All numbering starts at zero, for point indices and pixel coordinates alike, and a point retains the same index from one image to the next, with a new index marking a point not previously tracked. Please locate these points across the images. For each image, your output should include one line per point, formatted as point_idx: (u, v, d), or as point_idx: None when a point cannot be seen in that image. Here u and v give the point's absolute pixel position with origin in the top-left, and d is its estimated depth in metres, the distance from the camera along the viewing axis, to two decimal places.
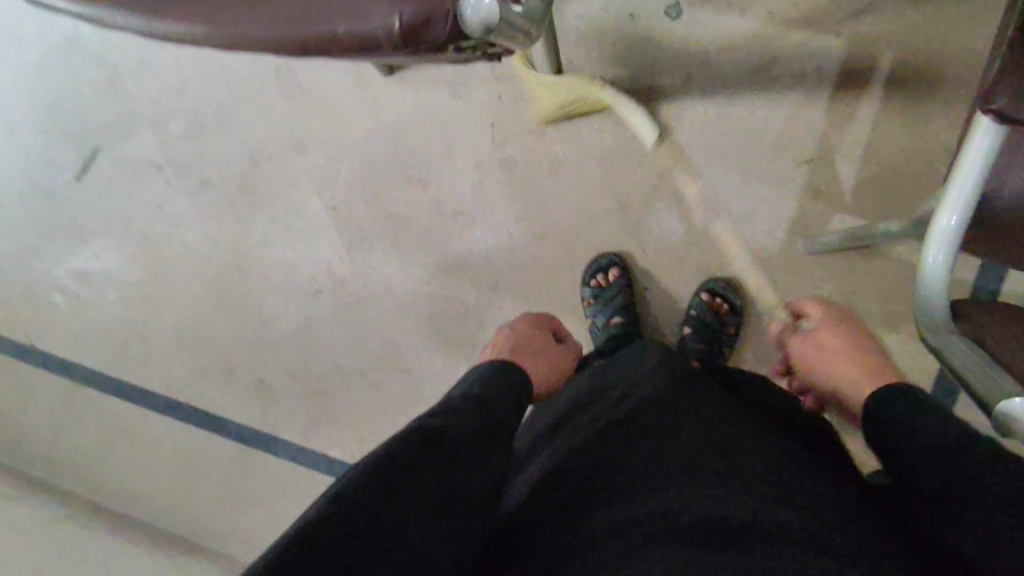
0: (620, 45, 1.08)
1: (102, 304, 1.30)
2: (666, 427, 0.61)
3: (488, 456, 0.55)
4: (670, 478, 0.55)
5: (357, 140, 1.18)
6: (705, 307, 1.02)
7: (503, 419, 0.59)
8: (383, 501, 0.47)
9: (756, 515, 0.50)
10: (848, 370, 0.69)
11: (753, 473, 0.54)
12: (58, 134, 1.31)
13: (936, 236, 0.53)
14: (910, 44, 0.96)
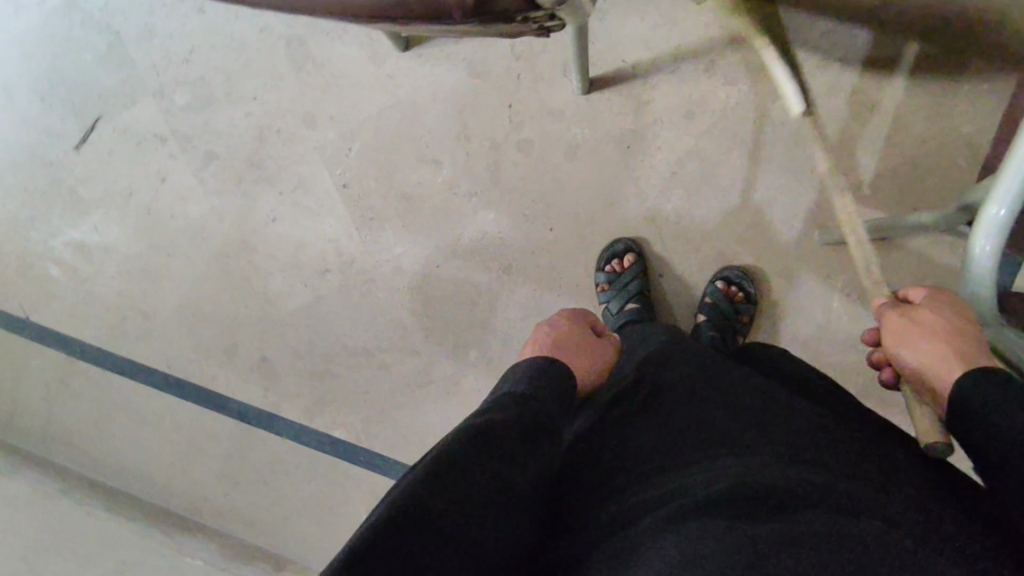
0: (642, 27, 1.07)
1: (101, 278, 1.26)
2: (710, 407, 0.60)
3: (534, 443, 0.54)
4: (722, 459, 0.54)
5: (370, 116, 1.15)
6: (721, 294, 1.02)
7: (546, 408, 0.59)
8: (438, 501, 0.47)
9: (817, 490, 0.49)
10: (932, 349, 0.57)
11: (800, 453, 0.53)
12: (56, 101, 1.27)
13: (984, 226, 0.56)
14: (935, 35, 0.96)
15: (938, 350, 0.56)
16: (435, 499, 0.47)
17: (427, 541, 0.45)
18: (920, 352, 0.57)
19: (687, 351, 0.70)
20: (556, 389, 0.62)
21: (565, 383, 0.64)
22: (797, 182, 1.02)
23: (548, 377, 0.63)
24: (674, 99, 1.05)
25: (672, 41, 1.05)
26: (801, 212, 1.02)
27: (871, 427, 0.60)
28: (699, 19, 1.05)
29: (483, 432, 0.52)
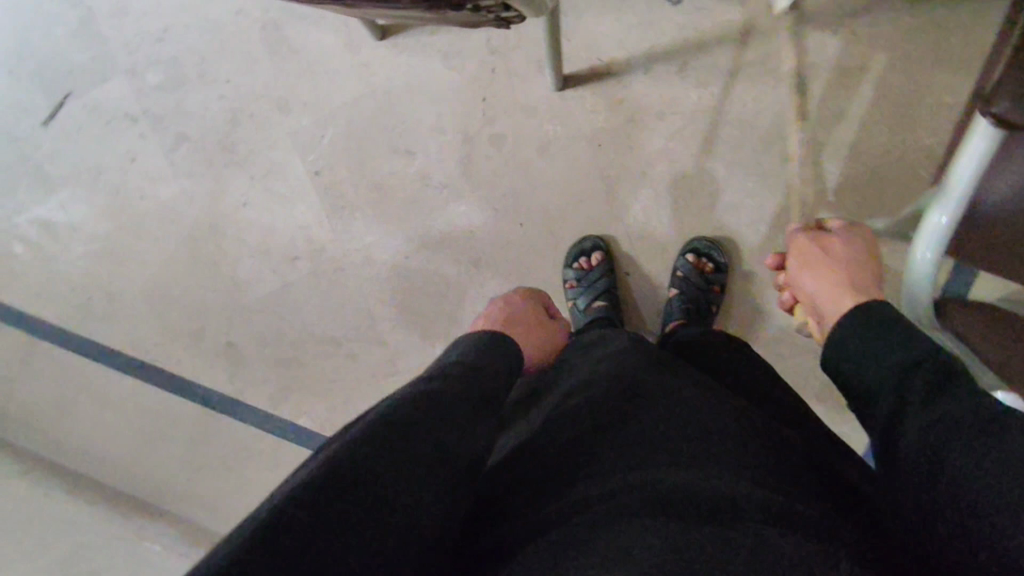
0: (618, 26, 1.07)
1: (66, 256, 1.24)
2: (655, 403, 0.60)
3: (477, 427, 0.55)
4: (657, 454, 0.54)
5: (345, 102, 1.15)
6: (691, 267, 1.03)
7: (492, 392, 0.60)
8: (377, 458, 0.46)
9: (749, 490, 0.48)
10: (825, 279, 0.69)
11: (741, 454, 0.53)
12: (25, 75, 1.25)
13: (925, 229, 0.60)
14: (901, 48, 0.98)
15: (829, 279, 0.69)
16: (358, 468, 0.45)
17: (358, 498, 0.43)
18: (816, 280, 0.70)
19: (634, 345, 0.71)
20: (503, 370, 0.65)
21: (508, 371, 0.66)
22: (764, 185, 1.03)
23: (497, 358, 0.66)
24: (647, 99, 1.06)
25: (647, 41, 1.06)
26: (767, 216, 1.03)
27: (804, 436, 0.61)
28: (675, 20, 1.06)
29: (427, 405, 0.52)
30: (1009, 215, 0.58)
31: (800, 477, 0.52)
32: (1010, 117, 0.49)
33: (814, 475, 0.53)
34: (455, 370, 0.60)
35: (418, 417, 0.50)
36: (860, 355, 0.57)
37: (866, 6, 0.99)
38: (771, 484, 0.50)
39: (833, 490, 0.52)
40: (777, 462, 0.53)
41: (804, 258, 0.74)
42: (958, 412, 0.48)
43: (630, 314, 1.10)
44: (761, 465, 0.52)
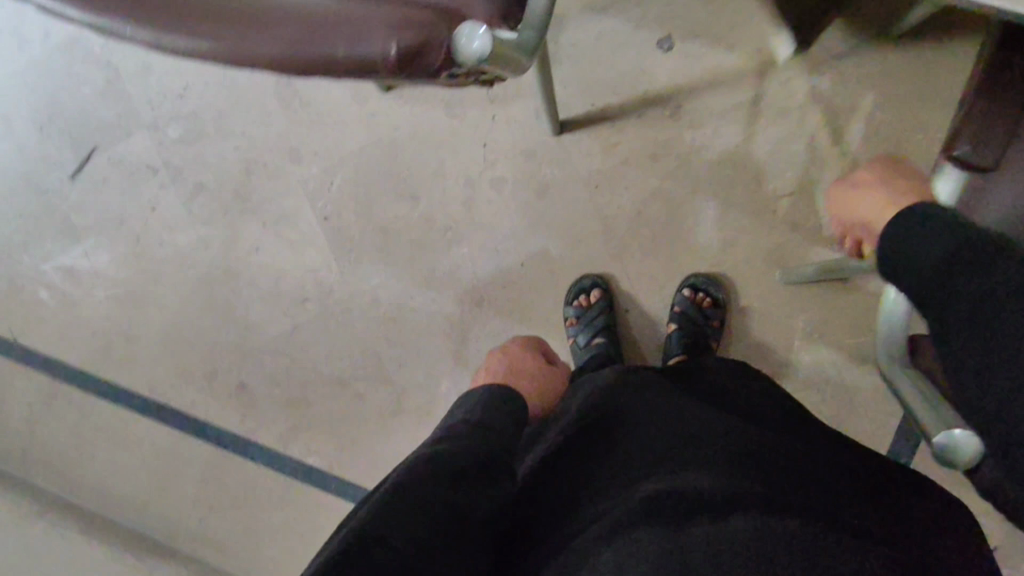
0: (611, 73, 1.11)
1: (88, 302, 1.30)
2: (641, 424, 0.66)
3: (486, 472, 0.60)
4: (649, 468, 0.61)
5: (352, 151, 1.20)
6: (688, 302, 1.05)
7: (497, 441, 0.65)
8: (401, 515, 0.53)
9: (729, 488, 0.55)
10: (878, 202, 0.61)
11: (727, 461, 0.59)
12: (55, 133, 1.32)
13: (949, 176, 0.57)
14: (887, 87, 1.01)
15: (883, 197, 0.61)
16: (386, 528, 0.52)
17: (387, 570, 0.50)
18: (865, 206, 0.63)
19: (620, 378, 0.75)
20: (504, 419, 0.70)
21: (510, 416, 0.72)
22: (760, 221, 1.05)
23: (495, 413, 0.70)
24: (641, 142, 1.10)
25: (639, 87, 1.10)
26: (762, 252, 1.05)
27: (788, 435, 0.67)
28: (666, 67, 1.10)
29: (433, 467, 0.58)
30: None
31: (776, 472, 0.59)
32: (971, 158, 0.54)
33: (791, 469, 0.61)
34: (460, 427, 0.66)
35: (429, 472, 0.57)
36: (913, 241, 0.53)
37: (850, 48, 1.02)
38: (749, 479, 0.57)
39: (811, 483, 0.59)
40: (752, 461, 0.60)
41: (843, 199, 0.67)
42: (1005, 294, 0.47)
43: (630, 350, 1.11)
44: (738, 464, 0.59)
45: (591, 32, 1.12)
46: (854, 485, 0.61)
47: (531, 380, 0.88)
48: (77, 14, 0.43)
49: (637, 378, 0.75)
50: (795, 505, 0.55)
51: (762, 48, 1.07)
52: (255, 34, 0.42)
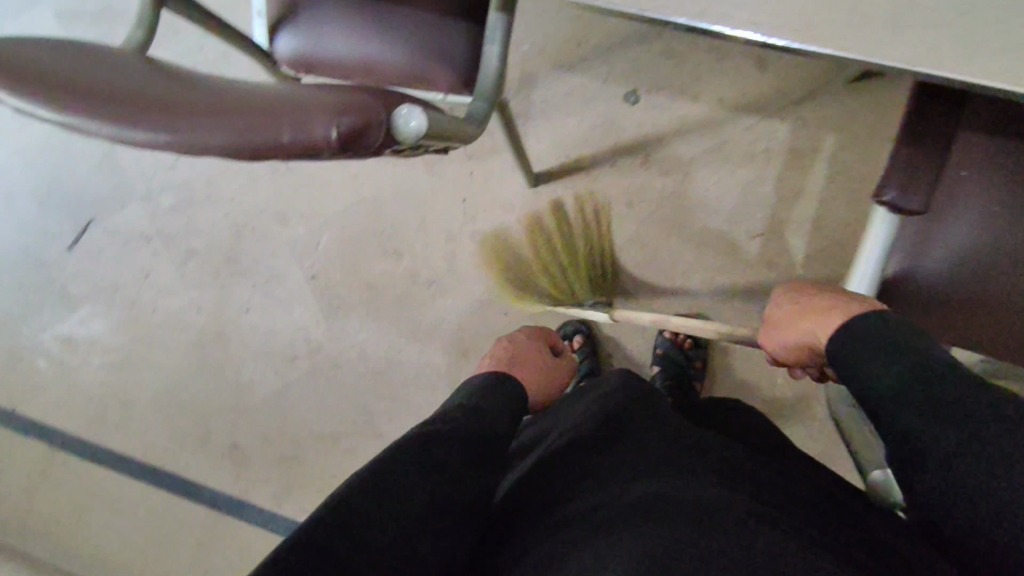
0: (582, 126, 1.15)
1: (85, 369, 1.32)
2: (635, 435, 0.68)
3: (474, 461, 0.64)
4: (635, 471, 0.62)
5: (337, 212, 1.24)
6: (670, 344, 1.07)
7: (494, 428, 0.69)
8: (388, 488, 0.56)
9: (711, 493, 0.56)
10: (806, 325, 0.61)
11: (714, 470, 0.60)
12: (53, 207, 1.37)
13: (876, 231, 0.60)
14: (848, 128, 1.04)
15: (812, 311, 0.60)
16: (371, 497, 0.55)
17: (370, 538, 0.53)
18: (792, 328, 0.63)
19: (622, 386, 0.78)
20: (505, 407, 0.74)
21: (511, 406, 0.75)
22: (735, 263, 1.08)
23: (497, 401, 0.74)
24: (614, 190, 1.13)
25: (610, 138, 1.13)
26: (739, 292, 1.07)
27: (774, 456, 0.69)
28: (634, 118, 1.13)
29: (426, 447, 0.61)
30: (939, 285, 0.64)
31: (760, 482, 0.60)
32: (900, 202, 0.54)
33: (775, 479, 0.62)
34: (463, 411, 0.69)
35: (424, 449, 0.61)
36: (855, 354, 0.54)
37: (811, 91, 1.05)
38: (734, 487, 0.58)
39: (792, 491, 0.60)
40: (739, 471, 0.61)
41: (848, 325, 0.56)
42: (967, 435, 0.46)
43: None
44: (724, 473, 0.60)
45: (560, 88, 1.16)
46: (834, 497, 0.62)
47: (532, 368, 0.90)
48: (44, 112, 0.45)
49: (638, 393, 0.77)
50: (773, 509, 0.56)
51: (725, 96, 1.09)
52: (217, 124, 0.44)
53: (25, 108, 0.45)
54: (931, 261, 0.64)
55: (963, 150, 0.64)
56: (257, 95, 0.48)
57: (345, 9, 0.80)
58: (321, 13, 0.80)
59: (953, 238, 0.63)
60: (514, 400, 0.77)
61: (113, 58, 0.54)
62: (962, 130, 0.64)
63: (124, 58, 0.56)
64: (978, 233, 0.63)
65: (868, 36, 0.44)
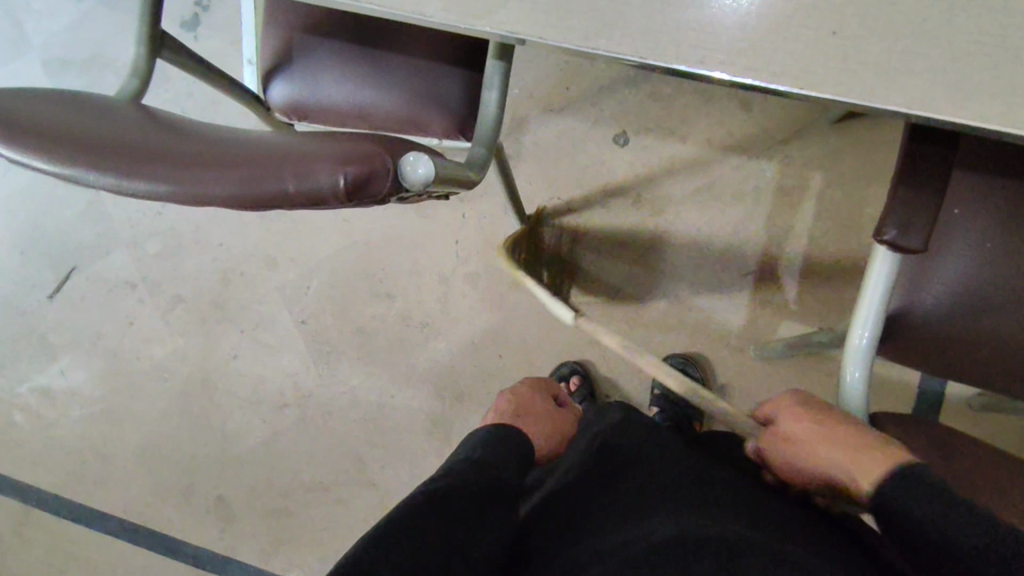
0: (574, 167, 1.16)
1: (63, 422, 1.27)
2: (646, 475, 0.68)
3: (482, 508, 0.63)
4: (652, 510, 0.62)
5: (328, 256, 1.22)
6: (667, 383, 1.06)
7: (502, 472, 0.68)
8: (403, 546, 0.55)
9: (734, 532, 0.56)
10: (823, 454, 0.57)
11: (731, 508, 0.60)
12: (34, 256, 1.32)
13: (877, 276, 0.57)
14: (834, 167, 1.06)
15: (844, 444, 0.56)
16: (387, 555, 0.54)
17: None
18: (813, 453, 0.58)
19: (628, 421, 0.78)
20: (511, 454, 0.73)
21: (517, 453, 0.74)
22: (729, 301, 1.08)
23: (500, 448, 0.72)
24: (607, 230, 1.13)
25: (601, 179, 1.14)
26: (735, 331, 1.07)
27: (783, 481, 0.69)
28: (624, 159, 1.14)
29: (436, 502, 0.60)
30: (934, 322, 0.64)
31: (774, 513, 0.60)
32: (901, 240, 0.54)
33: (785, 507, 0.62)
34: (469, 462, 0.68)
35: (433, 503, 0.60)
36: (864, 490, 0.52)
37: (797, 131, 1.08)
38: (752, 525, 0.58)
39: (802, 518, 0.61)
40: (752, 507, 0.61)
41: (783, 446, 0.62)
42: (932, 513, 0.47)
43: None
44: (741, 511, 0.60)
45: (551, 131, 1.17)
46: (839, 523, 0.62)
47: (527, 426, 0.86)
48: (45, 163, 0.44)
49: (644, 428, 0.76)
50: (794, 543, 0.56)
51: (713, 137, 1.11)
52: (211, 176, 0.43)
53: (24, 160, 0.45)
54: (929, 296, 0.64)
55: (956, 188, 0.65)
56: (256, 146, 0.47)
57: (341, 56, 0.80)
58: (315, 60, 0.80)
59: (950, 272, 0.64)
60: (521, 449, 0.75)
61: (114, 110, 0.54)
62: (955, 170, 0.65)
63: (124, 111, 0.55)
64: (971, 269, 0.64)
65: (863, 84, 0.45)
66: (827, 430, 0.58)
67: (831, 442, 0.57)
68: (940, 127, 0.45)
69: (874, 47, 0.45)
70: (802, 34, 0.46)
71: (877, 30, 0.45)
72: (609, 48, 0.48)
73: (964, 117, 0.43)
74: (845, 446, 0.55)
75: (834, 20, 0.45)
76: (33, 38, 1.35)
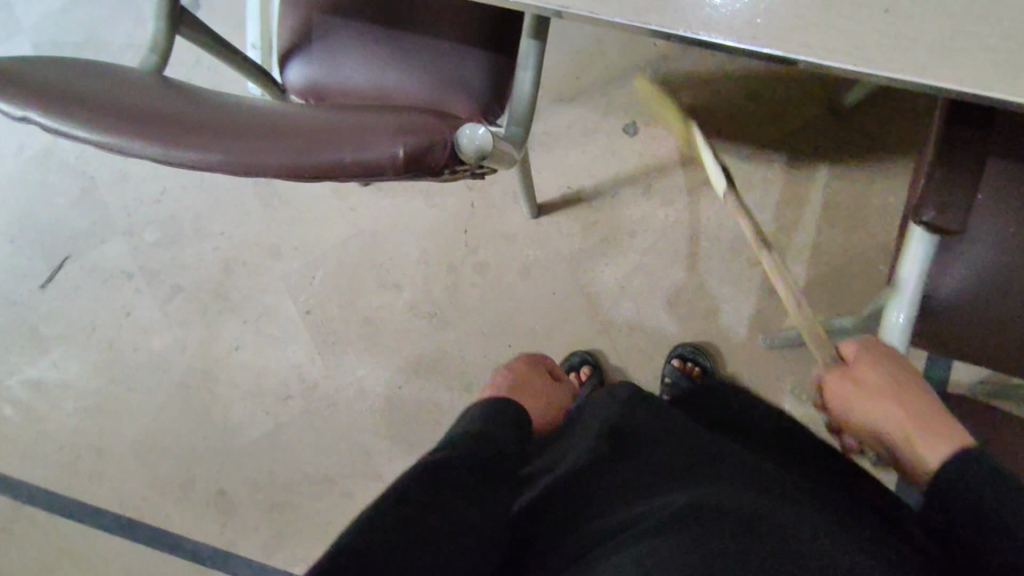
0: (583, 157, 1.16)
1: (56, 415, 1.23)
2: (658, 451, 0.65)
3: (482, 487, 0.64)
4: (667, 485, 0.59)
5: (333, 245, 1.21)
6: (678, 371, 1.05)
7: (500, 450, 0.72)
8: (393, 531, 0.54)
9: (751, 502, 0.53)
10: (889, 410, 0.58)
11: (749, 480, 0.57)
12: (25, 244, 1.28)
13: (913, 258, 0.60)
14: (840, 158, 1.08)
15: (913, 414, 0.57)
16: (378, 536, 0.53)
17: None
18: (878, 409, 0.59)
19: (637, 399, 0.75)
20: (508, 434, 0.76)
21: (512, 423, 0.78)
22: (737, 291, 1.09)
23: (497, 424, 0.76)
24: (617, 220, 1.13)
25: (611, 169, 1.15)
26: (744, 320, 1.08)
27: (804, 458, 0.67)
28: (634, 149, 1.14)
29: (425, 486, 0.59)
30: (959, 305, 0.65)
31: (791, 483, 0.57)
32: (940, 220, 0.55)
33: (802, 480, 0.59)
34: (468, 439, 0.72)
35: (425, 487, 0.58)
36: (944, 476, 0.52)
37: (804, 124, 1.09)
38: (766, 493, 0.55)
39: (822, 492, 0.58)
40: (768, 477, 0.58)
41: (839, 391, 0.62)
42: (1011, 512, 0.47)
43: None
44: (755, 481, 0.57)
45: (560, 122, 1.17)
46: (857, 497, 0.60)
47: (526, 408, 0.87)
48: (82, 134, 0.43)
49: (659, 407, 0.73)
50: (813, 514, 0.53)
51: (722, 129, 1.12)
52: (255, 149, 0.41)
53: (57, 128, 0.43)
54: (955, 279, 0.65)
55: (990, 175, 0.66)
56: (294, 117, 0.46)
57: (364, 37, 0.79)
58: (336, 40, 0.79)
59: (977, 257, 0.65)
60: (514, 420, 0.79)
61: (134, 76, 0.52)
62: (991, 156, 0.66)
63: (136, 74, 0.53)
64: (997, 254, 0.65)
65: (917, 60, 0.45)
66: (897, 390, 0.58)
67: (900, 403, 0.58)
68: (991, 104, 0.45)
69: (927, 24, 0.45)
70: (855, 11, 0.46)
71: (930, 8, 0.45)
72: (661, 23, 0.48)
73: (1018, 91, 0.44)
74: (916, 413, 0.57)
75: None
76: (24, 20, 1.31)
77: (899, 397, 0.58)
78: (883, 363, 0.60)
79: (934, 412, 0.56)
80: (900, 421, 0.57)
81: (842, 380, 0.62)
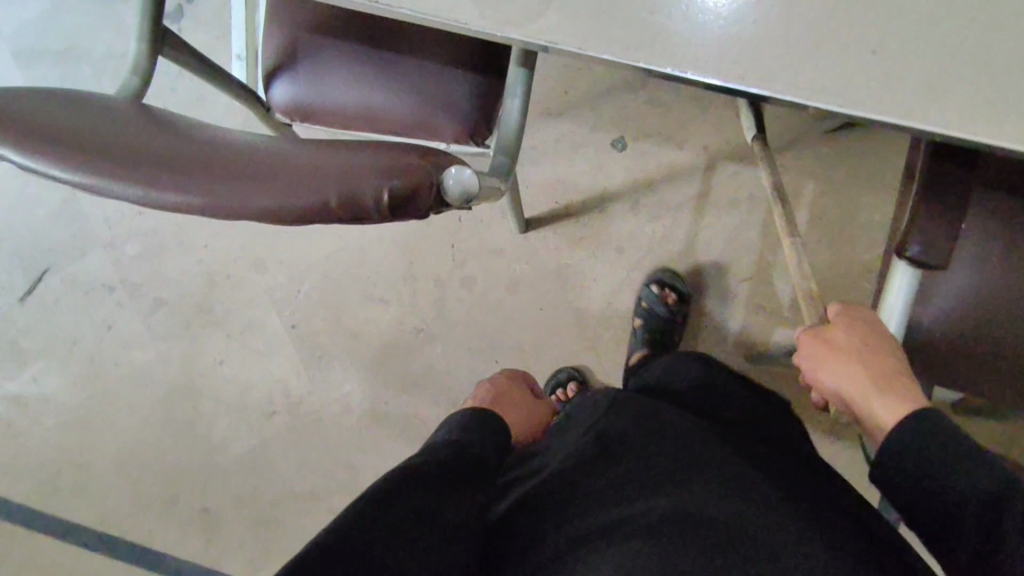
0: (571, 172, 1.16)
1: (35, 430, 1.21)
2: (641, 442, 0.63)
3: (460, 491, 0.62)
4: (647, 485, 0.59)
5: (319, 259, 1.19)
6: (655, 298, 1.07)
7: (479, 454, 0.69)
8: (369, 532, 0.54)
9: (724, 510, 0.54)
10: (853, 369, 0.57)
11: (728, 479, 0.57)
12: (4, 256, 1.26)
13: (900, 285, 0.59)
14: (827, 175, 1.08)
15: (878, 376, 0.56)
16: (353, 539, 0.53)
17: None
18: (845, 370, 0.58)
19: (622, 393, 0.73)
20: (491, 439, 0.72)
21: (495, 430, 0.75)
22: (724, 306, 1.09)
23: (480, 429, 0.73)
24: (605, 235, 1.13)
25: (599, 184, 1.14)
26: (731, 336, 1.09)
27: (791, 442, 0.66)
28: (623, 164, 1.14)
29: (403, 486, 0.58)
30: (943, 331, 0.66)
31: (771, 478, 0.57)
32: (924, 256, 0.56)
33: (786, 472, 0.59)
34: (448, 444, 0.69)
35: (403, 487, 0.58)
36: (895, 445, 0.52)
37: (792, 140, 1.10)
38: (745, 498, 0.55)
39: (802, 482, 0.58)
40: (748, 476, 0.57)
41: (810, 353, 0.61)
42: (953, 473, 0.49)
43: None
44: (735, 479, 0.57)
45: (549, 136, 1.17)
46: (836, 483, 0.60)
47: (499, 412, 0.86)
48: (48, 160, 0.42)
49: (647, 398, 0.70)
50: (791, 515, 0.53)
51: (710, 145, 1.12)
52: (238, 182, 0.41)
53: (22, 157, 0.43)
54: (938, 305, 0.66)
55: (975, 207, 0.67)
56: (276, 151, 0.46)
57: (350, 54, 0.78)
58: (321, 58, 0.78)
59: (961, 286, 0.66)
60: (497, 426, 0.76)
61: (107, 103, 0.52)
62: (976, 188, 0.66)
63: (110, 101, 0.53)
64: (980, 283, 0.65)
65: (902, 102, 0.45)
66: (868, 353, 0.58)
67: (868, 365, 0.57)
68: (975, 148, 0.45)
69: (913, 67, 0.45)
70: (843, 50, 0.46)
71: (916, 49, 0.45)
72: (650, 61, 0.48)
73: (1001, 137, 0.44)
74: (877, 375, 0.56)
75: (875, 38, 0.46)
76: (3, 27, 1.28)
77: (867, 360, 0.57)
78: (858, 330, 0.60)
79: (895, 375, 0.56)
80: (863, 383, 0.56)
81: (814, 341, 0.61)
